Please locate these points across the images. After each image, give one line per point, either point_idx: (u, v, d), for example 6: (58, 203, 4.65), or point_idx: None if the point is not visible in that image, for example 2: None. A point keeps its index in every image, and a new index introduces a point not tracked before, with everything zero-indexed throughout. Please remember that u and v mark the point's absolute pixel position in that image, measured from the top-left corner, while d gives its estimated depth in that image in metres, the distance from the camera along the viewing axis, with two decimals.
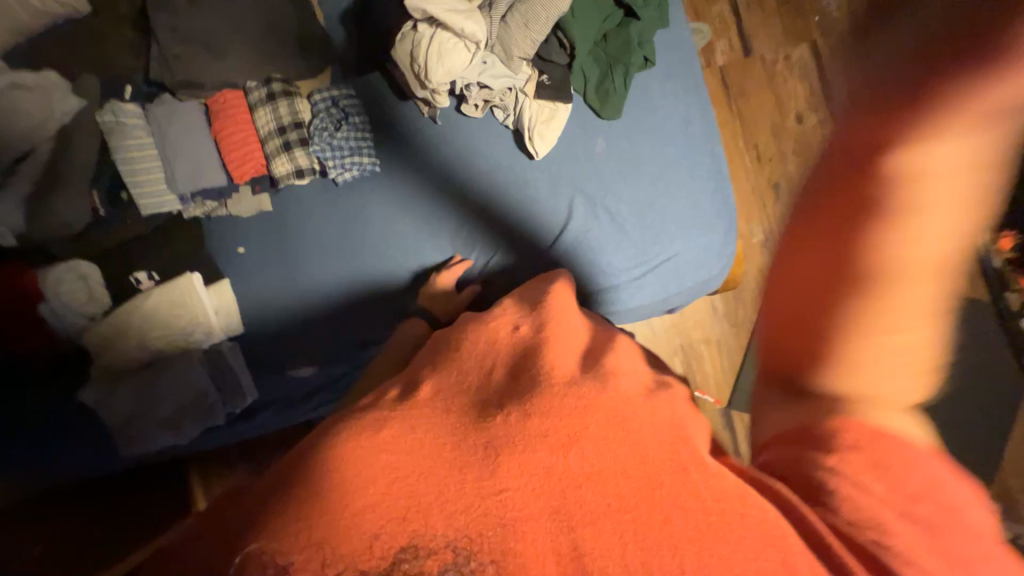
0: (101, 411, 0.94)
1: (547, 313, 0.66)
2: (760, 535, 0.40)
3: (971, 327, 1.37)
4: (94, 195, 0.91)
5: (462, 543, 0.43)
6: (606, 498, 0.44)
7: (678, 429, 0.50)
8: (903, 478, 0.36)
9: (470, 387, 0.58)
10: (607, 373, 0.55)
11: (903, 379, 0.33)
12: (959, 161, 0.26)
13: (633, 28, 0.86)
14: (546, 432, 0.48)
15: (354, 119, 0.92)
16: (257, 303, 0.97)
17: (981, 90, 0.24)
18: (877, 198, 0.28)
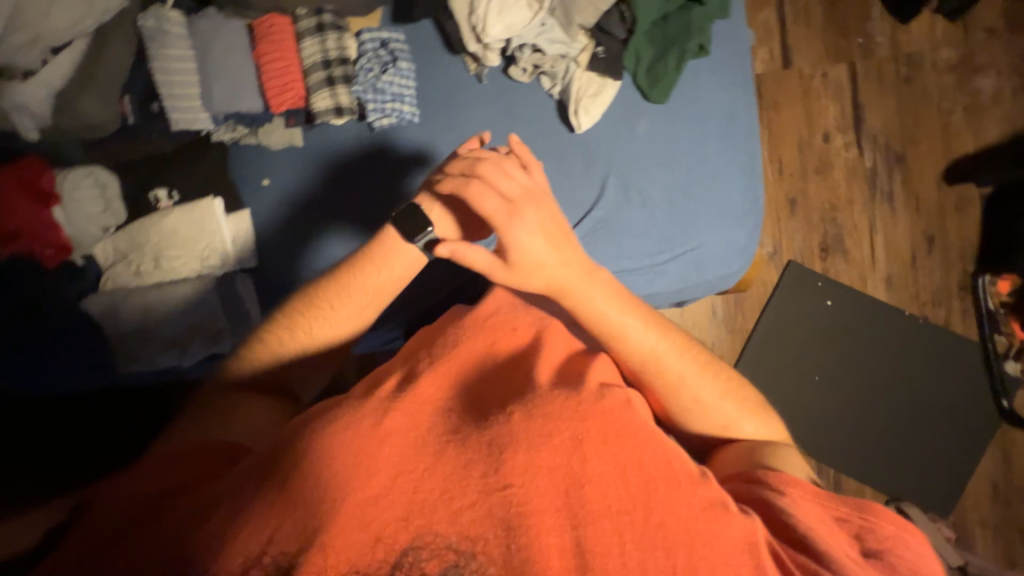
0: (106, 323, 0.93)
1: (537, 322, 0.76)
2: (723, 540, 0.56)
3: (913, 362, 1.61)
4: (125, 101, 0.90)
5: (459, 544, 0.54)
6: (604, 500, 0.56)
7: (661, 445, 0.61)
8: (820, 512, 0.62)
9: (469, 383, 0.68)
10: (601, 385, 0.65)
11: (719, 400, 0.73)
12: (628, 325, 0.71)
13: (695, 13, 0.86)
14: (546, 441, 0.58)
15: (400, 64, 0.91)
16: (273, 237, 0.96)
17: (600, 308, 0.70)
18: (623, 347, 0.71)
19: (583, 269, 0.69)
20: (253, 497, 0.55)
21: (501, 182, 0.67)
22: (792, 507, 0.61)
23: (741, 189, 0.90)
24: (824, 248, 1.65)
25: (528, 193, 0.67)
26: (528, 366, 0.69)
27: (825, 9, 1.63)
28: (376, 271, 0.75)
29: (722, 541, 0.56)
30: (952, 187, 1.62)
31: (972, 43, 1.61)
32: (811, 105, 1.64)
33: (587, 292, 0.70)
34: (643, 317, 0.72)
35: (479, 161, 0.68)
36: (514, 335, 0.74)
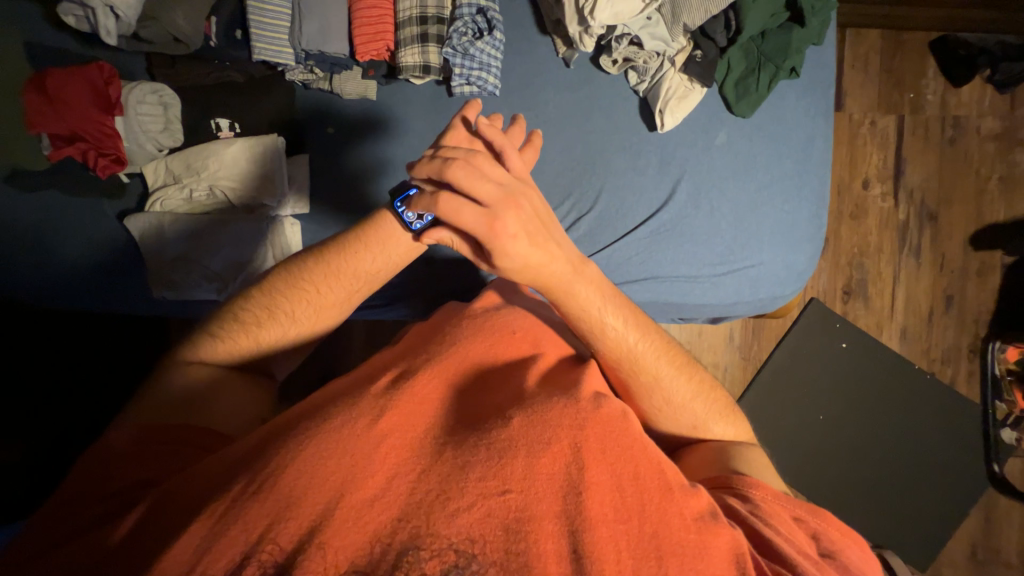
0: (143, 245, 0.90)
1: (537, 327, 0.71)
2: (723, 560, 0.48)
3: (923, 412, 1.64)
4: (209, 24, 0.87)
5: (460, 545, 0.46)
6: (602, 508, 0.49)
7: (653, 457, 0.54)
8: (787, 520, 0.57)
9: (490, 368, 0.64)
10: (594, 394, 0.58)
11: (699, 403, 0.69)
12: (608, 322, 0.65)
13: (796, 34, 0.85)
14: (541, 450, 0.51)
15: (495, 34, 0.89)
16: (334, 187, 0.94)
17: (579, 304, 0.64)
18: (601, 344, 0.66)
19: (569, 264, 0.62)
20: (232, 506, 0.46)
21: (480, 184, 0.57)
22: (760, 511, 0.56)
23: (808, 214, 0.91)
24: (846, 291, 1.68)
25: (507, 195, 0.58)
26: (529, 374, 0.62)
27: (886, 58, 1.65)
28: (370, 259, 0.69)
29: (716, 559, 0.48)
30: (977, 252, 1.66)
31: (1017, 116, 1.65)
32: (855, 150, 1.66)
33: (570, 288, 0.63)
34: (629, 315, 0.67)
35: (451, 162, 0.58)
36: (515, 340, 0.67)
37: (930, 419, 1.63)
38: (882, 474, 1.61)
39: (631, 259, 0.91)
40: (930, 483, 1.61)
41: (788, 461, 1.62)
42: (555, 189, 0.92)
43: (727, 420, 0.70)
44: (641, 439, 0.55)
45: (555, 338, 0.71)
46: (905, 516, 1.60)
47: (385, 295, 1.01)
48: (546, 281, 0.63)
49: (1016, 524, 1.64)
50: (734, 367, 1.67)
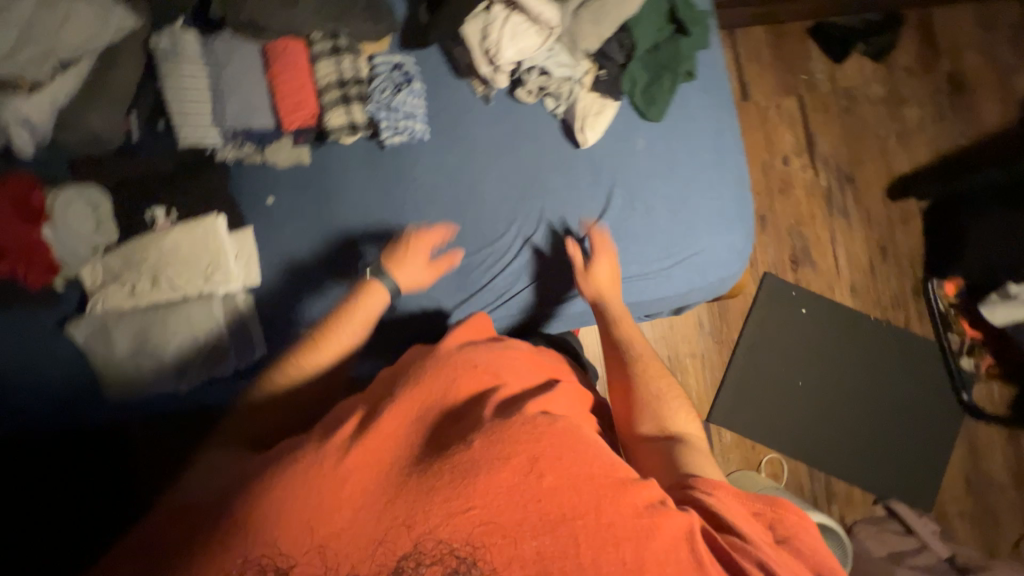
0: (89, 351, 0.87)
1: (498, 360, 0.70)
2: (675, 537, 0.51)
3: (888, 358, 1.73)
4: (132, 118, 0.90)
5: (462, 549, 0.48)
6: (562, 510, 0.50)
7: (604, 456, 0.55)
8: (745, 517, 0.58)
9: (454, 405, 0.62)
10: (540, 412, 0.59)
11: (678, 404, 0.75)
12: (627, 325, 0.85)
13: (683, 43, 0.94)
14: (499, 465, 0.51)
15: (414, 85, 0.95)
16: (284, 258, 0.96)
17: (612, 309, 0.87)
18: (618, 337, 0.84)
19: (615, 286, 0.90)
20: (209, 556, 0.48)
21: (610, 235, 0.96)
22: (718, 505, 0.58)
23: (733, 197, 0.98)
24: (793, 260, 1.78)
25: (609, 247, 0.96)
26: (488, 402, 0.62)
27: (774, 49, 1.83)
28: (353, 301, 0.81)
29: (670, 536, 0.51)
30: (896, 202, 1.80)
31: (896, 78, 1.85)
32: (769, 132, 1.82)
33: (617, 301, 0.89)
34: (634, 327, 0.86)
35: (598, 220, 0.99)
36: (477, 374, 0.67)
37: (894, 363, 1.73)
38: (863, 423, 1.70)
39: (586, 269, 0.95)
40: (909, 424, 1.70)
41: (775, 430, 1.68)
42: (500, 217, 0.97)
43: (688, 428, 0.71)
44: (586, 441, 0.56)
45: (516, 367, 0.71)
46: (893, 459, 1.69)
47: None
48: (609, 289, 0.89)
49: (999, 447, 1.72)
50: (710, 352, 1.73)
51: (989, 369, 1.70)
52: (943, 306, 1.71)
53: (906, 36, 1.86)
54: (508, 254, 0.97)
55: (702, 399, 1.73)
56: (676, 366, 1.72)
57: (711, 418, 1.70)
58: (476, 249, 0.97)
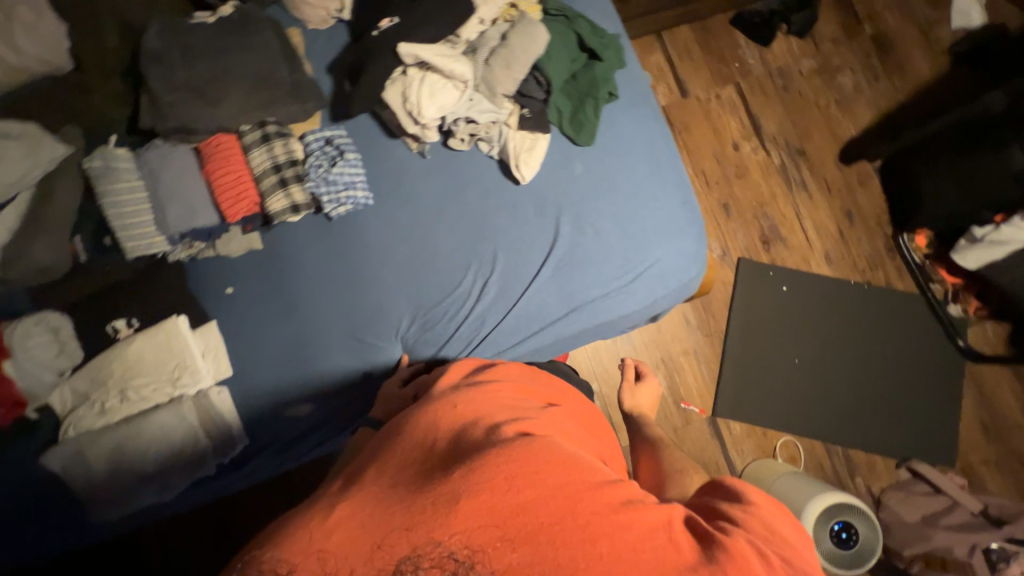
0: (69, 477, 0.86)
1: (478, 395, 0.69)
2: (650, 530, 0.50)
3: (876, 319, 1.73)
4: (76, 241, 0.91)
5: (460, 553, 0.49)
6: (540, 519, 0.49)
7: (579, 464, 0.56)
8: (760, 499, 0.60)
9: (433, 446, 0.60)
10: (519, 434, 0.59)
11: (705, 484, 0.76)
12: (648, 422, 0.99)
13: (598, 68, 0.97)
14: (481, 485, 0.51)
15: (348, 155, 0.97)
16: (249, 345, 0.96)
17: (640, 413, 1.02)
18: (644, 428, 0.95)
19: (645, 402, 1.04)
20: None
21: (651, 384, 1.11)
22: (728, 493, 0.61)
23: (677, 203, 1.00)
24: (764, 241, 1.80)
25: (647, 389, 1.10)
26: (478, 427, 0.62)
27: (702, 44, 1.89)
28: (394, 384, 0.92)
29: (644, 528, 0.50)
30: (850, 166, 1.83)
31: (824, 50, 1.90)
32: (715, 122, 1.85)
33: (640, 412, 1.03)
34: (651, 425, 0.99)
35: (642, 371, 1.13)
36: (457, 413, 0.65)
37: (884, 323, 1.73)
38: (867, 389, 1.69)
39: (546, 299, 0.97)
40: (912, 381, 1.69)
41: (781, 411, 1.67)
42: (457, 268, 0.99)
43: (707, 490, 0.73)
44: (561, 453, 0.56)
45: (498, 400, 0.69)
46: (904, 419, 1.67)
47: (331, 424, 0.97)
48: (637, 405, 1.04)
49: (1009, 387, 1.70)
50: (702, 346, 1.72)
51: (978, 312, 1.69)
52: (918, 258, 1.73)
53: (825, 10, 1.92)
54: (470, 301, 0.98)
55: (705, 395, 1.70)
56: (672, 367, 1.70)
57: (716, 412, 1.68)
58: (438, 302, 0.98)
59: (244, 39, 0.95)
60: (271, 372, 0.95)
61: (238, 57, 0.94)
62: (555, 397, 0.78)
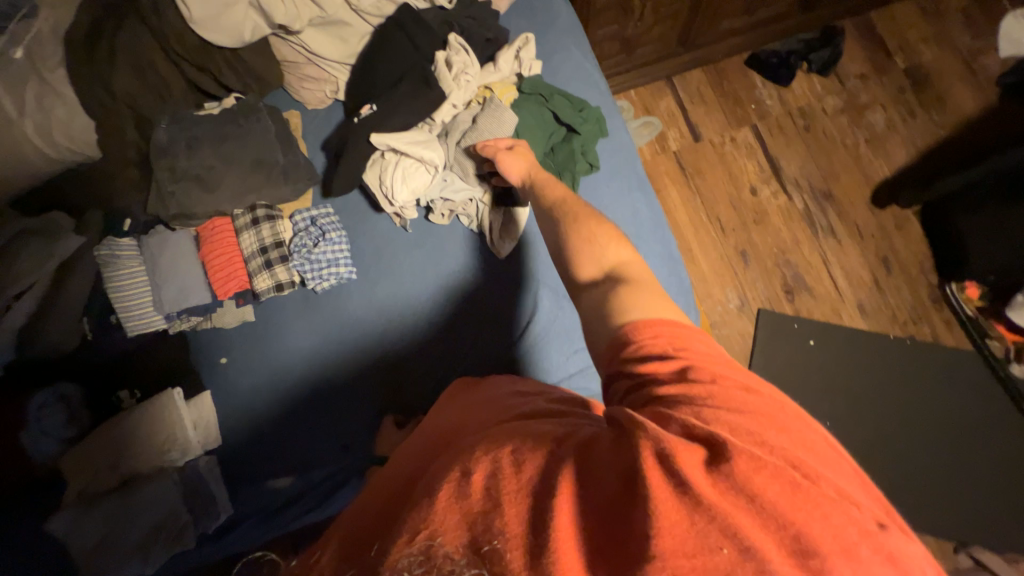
0: (63, 547, 0.89)
1: (454, 427, 0.68)
2: (586, 461, 0.44)
3: (925, 379, 1.54)
4: (85, 322, 0.99)
5: (448, 543, 0.40)
6: (489, 491, 0.43)
7: (532, 435, 0.51)
8: (680, 338, 0.52)
9: (407, 478, 0.61)
10: (481, 436, 0.55)
11: (617, 247, 0.67)
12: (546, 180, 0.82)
13: (576, 141, 0.97)
14: (438, 487, 0.45)
15: (331, 235, 1.00)
16: (238, 416, 0.99)
17: (541, 179, 0.83)
18: (549, 190, 0.80)
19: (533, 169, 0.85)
20: None
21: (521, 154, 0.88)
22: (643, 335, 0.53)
23: (663, 275, 0.95)
24: (788, 290, 1.66)
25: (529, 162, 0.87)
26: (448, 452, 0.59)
27: (715, 87, 1.83)
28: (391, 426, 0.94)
29: (583, 462, 0.44)
30: (884, 210, 1.69)
31: (851, 87, 1.79)
32: (730, 166, 1.77)
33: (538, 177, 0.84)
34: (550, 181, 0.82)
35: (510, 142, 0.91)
36: (434, 449, 0.64)
37: (933, 382, 1.53)
38: (918, 460, 1.47)
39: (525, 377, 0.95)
40: (975, 452, 1.47)
41: None
42: (439, 322, 0.99)
43: (620, 254, 0.66)
44: (514, 432, 0.52)
45: (472, 421, 0.66)
46: (969, 498, 1.43)
47: (308, 497, 0.96)
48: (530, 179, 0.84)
49: None
50: None
51: None
52: (968, 311, 1.54)
53: (852, 45, 1.82)
54: (449, 376, 0.97)
55: None
56: None
57: None
58: (420, 370, 0.97)
59: (243, 126, 1.01)
60: (258, 444, 0.98)
61: (236, 144, 1.00)
62: (538, 388, 0.72)
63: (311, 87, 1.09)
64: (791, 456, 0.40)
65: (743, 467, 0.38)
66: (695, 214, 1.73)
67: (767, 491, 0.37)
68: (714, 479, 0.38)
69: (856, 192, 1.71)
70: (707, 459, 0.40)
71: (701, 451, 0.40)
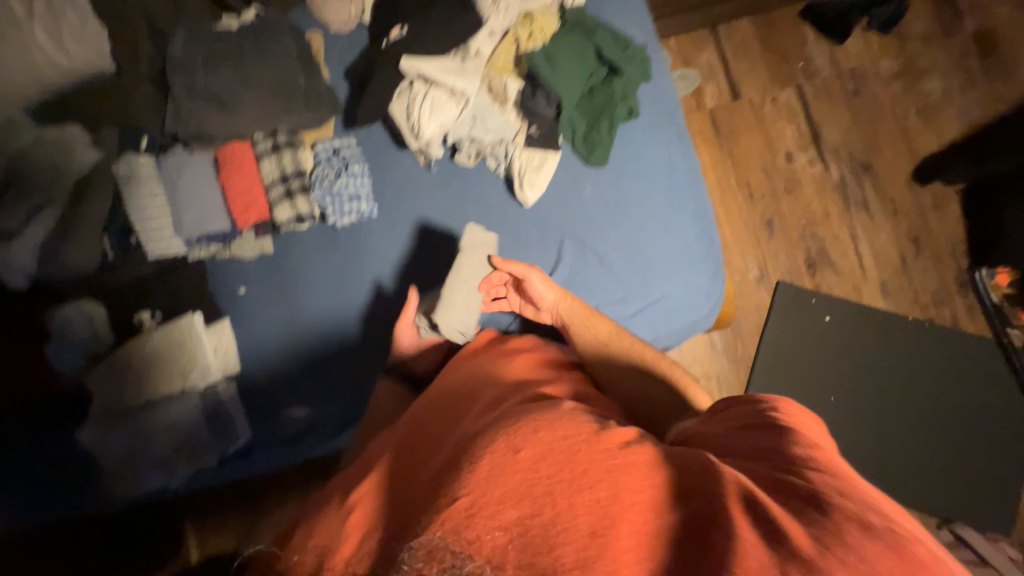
0: (95, 453, 0.94)
1: (486, 378, 0.72)
2: (645, 470, 0.47)
3: (938, 362, 1.53)
4: (105, 240, 0.96)
5: (470, 533, 0.42)
6: (534, 470, 0.45)
7: (579, 421, 0.52)
8: (796, 416, 0.56)
9: (435, 419, 0.67)
10: (524, 405, 0.57)
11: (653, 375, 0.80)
12: (576, 313, 0.86)
13: (616, 84, 0.92)
14: (477, 457, 0.48)
15: (353, 168, 0.97)
16: (256, 346, 1.01)
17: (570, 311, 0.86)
18: (582, 322, 0.85)
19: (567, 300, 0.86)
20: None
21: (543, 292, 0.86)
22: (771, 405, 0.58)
23: (694, 236, 0.92)
24: (810, 264, 1.62)
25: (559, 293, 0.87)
26: (481, 407, 0.62)
27: (763, 40, 1.70)
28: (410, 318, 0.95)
29: (636, 476, 0.46)
30: (925, 187, 1.61)
31: (911, 50, 1.65)
32: (767, 130, 1.67)
33: (569, 308, 0.86)
34: (581, 314, 0.86)
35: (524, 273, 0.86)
36: (462, 399, 0.69)
37: (946, 365, 1.53)
38: (917, 440, 1.49)
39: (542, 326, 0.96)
40: (975, 437, 1.48)
41: None
42: None
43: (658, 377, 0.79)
44: (561, 415, 0.53)
45: (501, 379, 0.70)
46: (960, 479, 1.47)
47: (325, 428, 1.00)
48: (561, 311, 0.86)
49: None
50: (727, 373, 1.58)
51: None
52: (995, 299, 1.50)
53: (919, 1, 1.66)
54: None
55: None
56: None
57: None
58: None
59: (265, 45, 0.95)
60: (277, 376, 1.00)
61: (255, 63, 0.94)
62: (568, 368, 0.77)
63: (337, 5, 1.00)
64: (894, 517, 0.41)
65: (844, 526, 0.39)
66: (725, 179, 1.66)
67: (864, 547, 0.38)
68: (816, 533, 0.40)
69: (896, 167, 1.63)
70: (801, 511, 0.42)
71: (793, 504, 0.43)
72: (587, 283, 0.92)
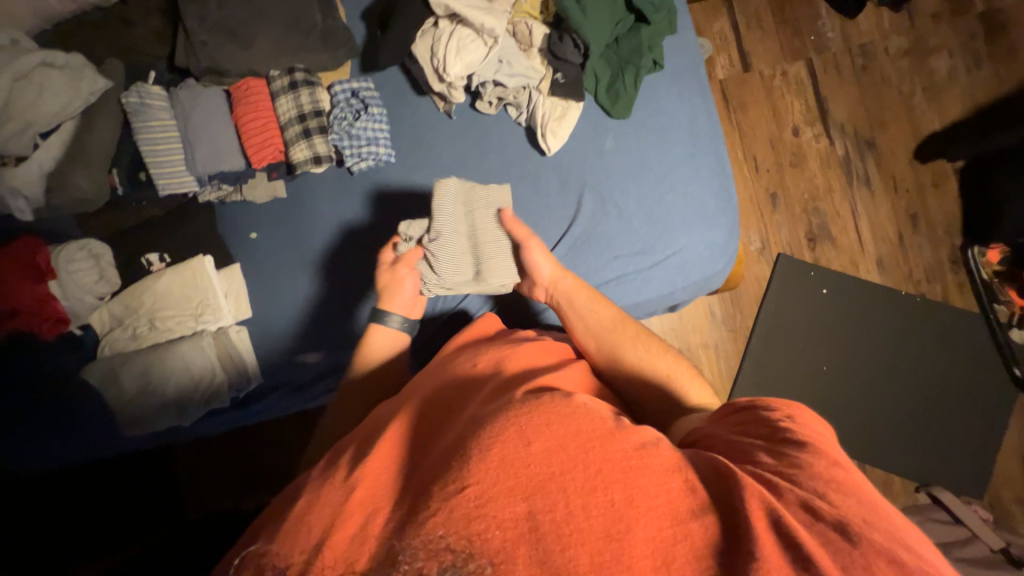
0: (106, 394, 0.93)
1: (490, 359, 0.68)
2: (665, 474, 0.43)
3: (928, 334, 1.58)
4: (113, 175, 0.94)
5: (467, 531, 0.38)
6: (547, 469, 0.42)
7: (592, 417, 0.48)
8: (809, 424, 0.51)
9: (440, 392, 0.63)
10: (529, 394, 0.53)
11: (659, 363, 0.75)
12: (570, 286, 0.83)
13: (644, 33, 0.91)
14: (478, 446, 0.44)
15: (373, 110, 0.95)
16: (269, 290, 0.99)
17: (563, 282, 0.83)
18: (578, 297, 0.82)
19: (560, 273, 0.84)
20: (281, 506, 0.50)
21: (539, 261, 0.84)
22: (778, 410, 0.53)
23: (713, 190, 0.93)
24: (810, 238, 1.65)
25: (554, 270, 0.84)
26: (484, 392, 0.58)
27: (776, 12, 1.69)
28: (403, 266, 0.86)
29: (654, 481, 0.43)
30: (926, 165, 1.64)
31: (921, 27, 1.66)
32: (776, 103, 1.68)
33: (563, 283, 0.84)
34: (575, 287, 0.83)
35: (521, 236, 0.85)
36: (466, 377, 0.64)
37: (936, 337, 1.58)
38: (903, 408, 1.55)
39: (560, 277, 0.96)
40: (957, 406, 1.55)
41: None
42: None
43: (665, 362, 0.75)
44: (574, 408, 0.49)
45: (507, 362, 0.66)
46: (942, 445, 1.54)
47: (337, 374, 0.99)
48: (555, 280, 0.83)
49: None
50: (726, 342, 1.62)
51: None
52: (986, 275, 1.53)
53: None
54: None
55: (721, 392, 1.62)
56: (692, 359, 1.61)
57: None
58: None
59: None
60: (290, 321, 0.99)
61: None
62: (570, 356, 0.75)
63: None
64: (917, 550, 0.38)
65: (877, 563, 0.36)
66: (732, 150, 1.67)
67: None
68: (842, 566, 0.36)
69: (899, 144, 1.65)
70: (824, 535, 0.38)
71: (823, 527, 0.39)
72: (605, 234, 0.92)
